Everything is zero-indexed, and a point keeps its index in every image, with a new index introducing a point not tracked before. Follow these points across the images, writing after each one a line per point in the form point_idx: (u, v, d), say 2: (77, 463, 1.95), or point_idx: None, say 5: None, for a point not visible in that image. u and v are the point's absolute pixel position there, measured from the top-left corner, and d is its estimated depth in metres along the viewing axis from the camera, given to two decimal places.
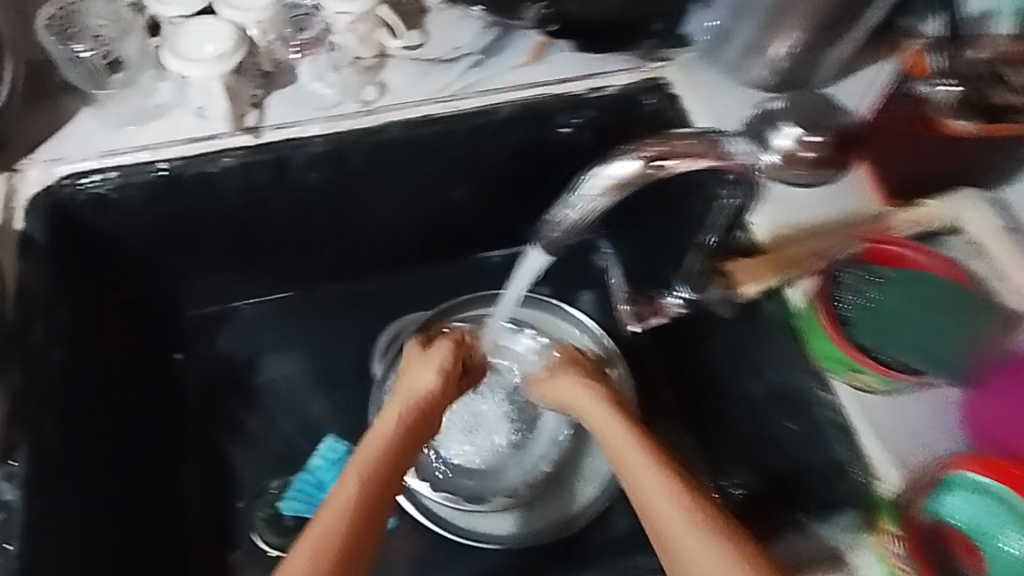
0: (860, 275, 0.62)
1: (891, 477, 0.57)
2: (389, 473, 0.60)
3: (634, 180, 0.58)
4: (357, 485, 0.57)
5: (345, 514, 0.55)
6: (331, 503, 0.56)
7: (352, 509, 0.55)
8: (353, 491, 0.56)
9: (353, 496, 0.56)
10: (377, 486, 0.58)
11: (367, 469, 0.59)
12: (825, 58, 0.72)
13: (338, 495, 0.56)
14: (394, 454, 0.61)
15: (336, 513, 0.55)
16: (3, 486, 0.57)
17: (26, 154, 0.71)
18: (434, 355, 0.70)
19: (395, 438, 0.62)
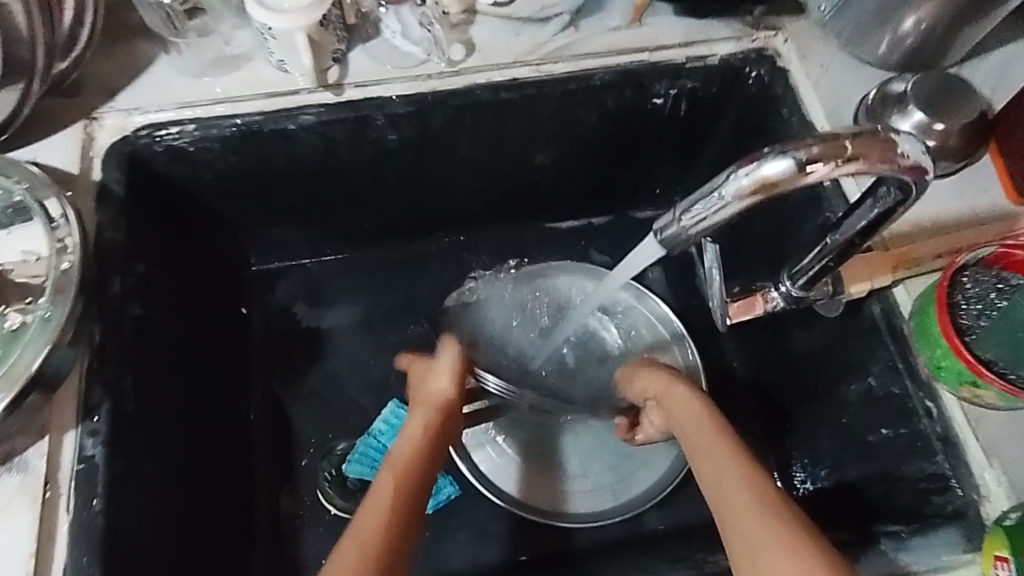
0: (989, 283, 0.56)
1: (998, 499, 0.55)
2: (423, 470, 0.58)
3: (789, 187, 0.39)
4: (394, 480, 0.56)
5: (384, 511, 0.53)
6: (372, 500, 0.54)
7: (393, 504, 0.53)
8: (391, 486, 0.55)
9: (393, 489, 0.55)
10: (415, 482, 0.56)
11: (401, 468, 0.57)
12: (958, 40, 0.65)
13: (379, 489, 0.55)
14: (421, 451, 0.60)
15: (377, 512, 0.52)
16: (86, 442, 0.56)
17: (103, 101, 0.69)
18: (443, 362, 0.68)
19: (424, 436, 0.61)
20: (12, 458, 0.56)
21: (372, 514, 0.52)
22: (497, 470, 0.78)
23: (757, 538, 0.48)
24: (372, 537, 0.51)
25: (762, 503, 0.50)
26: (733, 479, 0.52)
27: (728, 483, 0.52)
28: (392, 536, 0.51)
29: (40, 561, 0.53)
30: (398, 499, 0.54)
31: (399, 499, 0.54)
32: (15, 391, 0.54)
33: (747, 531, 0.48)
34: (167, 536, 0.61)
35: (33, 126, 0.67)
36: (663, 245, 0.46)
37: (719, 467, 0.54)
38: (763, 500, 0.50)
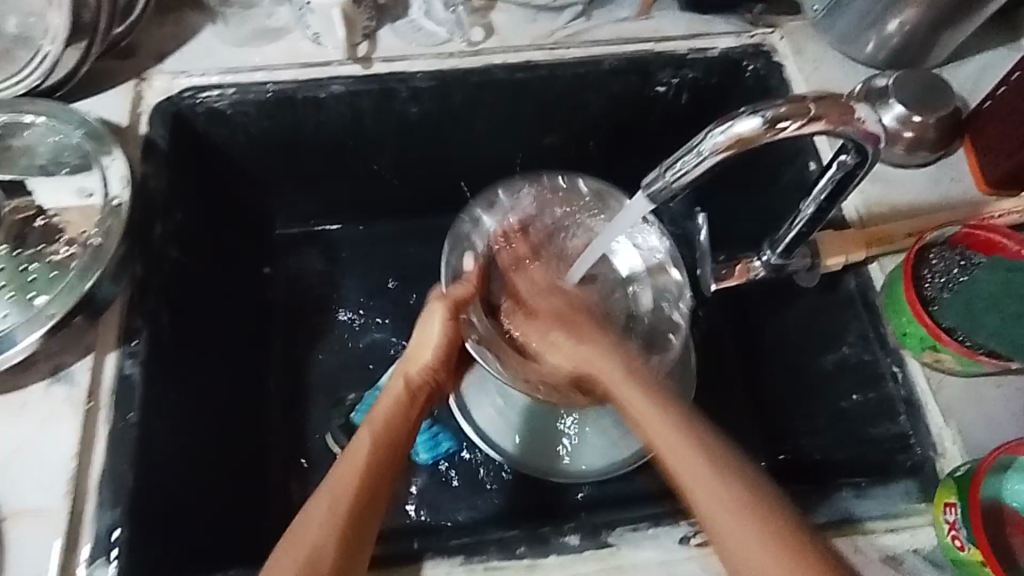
0: (953, 260, 0.63)
1: (953, 456, 0.60)
2: (398, 440, 0.60)
3: (760, 142, 0.47)
4: (367, 449, 0.58)
5: (347, 484, 0.55)
6: (337, 471, 0.56)
7: (357, 479, 0.55)
8: (358, 456, 0.57)
9: (360, 460, 0.57)
10: (385, 453, 0.58)
11: (377, 437, 0.59)
12: (939, 42, 0.71)
13: (350, 455, 0.57)
14: (400, 426, 0.61)
15: (344, 483, 0.55)
16: (126, 362, 0.62)
17: (153, 64, 0.75)
18: (427, 335, 0.68)
19: (398, 411, 0.63)
20: (61, 372, 0.62)
21: (334, 487, 0.55)
22: (491, 425, 0.77)
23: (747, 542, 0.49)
24: (332, 511, 0.53)
25: (751, 508, 0.50)
26: (684, 464, 0.53)
27: (686, 470, 0.53)
28: (352, 508, 0.54)
29: (81, 464, 0.59)
30: (363, 471, 0.56)
31: (367, 471, 0.56)
32: (67, 311, 0.61)
33: (737, 538, 0.49)
34: (189, 457, 0.67)
35: (89, 83, 0.74)
36: (648, 200, 0.52)
37: (673, 451, 0.54)
38: (753, 507, 0.50)
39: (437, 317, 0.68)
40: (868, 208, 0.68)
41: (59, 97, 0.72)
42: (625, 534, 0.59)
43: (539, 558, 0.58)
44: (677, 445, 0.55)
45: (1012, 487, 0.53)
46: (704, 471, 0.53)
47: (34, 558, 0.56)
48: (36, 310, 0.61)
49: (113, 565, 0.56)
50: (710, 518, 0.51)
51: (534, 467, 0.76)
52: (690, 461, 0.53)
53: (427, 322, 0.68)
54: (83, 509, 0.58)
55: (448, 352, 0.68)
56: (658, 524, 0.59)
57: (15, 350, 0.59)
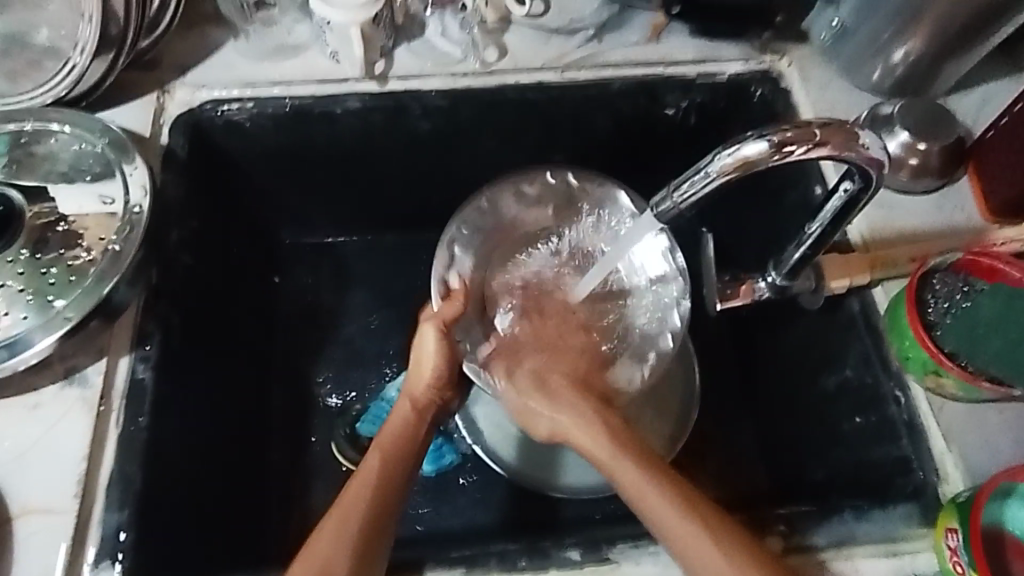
0: (955, 285, 0.63)
1: (954, 482, 0.60)
2: (404, 466, 0.58)
3: (765, 166, 0.48)
4: (373, 475, 0.56)
5: (353, 513, 0.53)
6: (342, 500, 0.54)
7: (364, 507, 0.54)
8: (363, 484, 0.55)
9: (367, 487, 0.55)
10: (391, 480, 0.56)
11: (382, 464, 0.57)
12: (944, 71, 0.73)
13: (355, 483, 0.56)
14: (405, 452, 0.59)
15: (352, 504, 0.54)
16: (138, 366, 0.64)
17: (175, 77, 0.77)
18: (422, 350, 0.65)
19: (402, 435, 0.61)
20: (75, 373, 0.63)
21: (339, 516, 0.53)
22: (495, 436, 0.79)
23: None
24: (339, 541, 0.52)
25: (719, 537, 0.50)
26: (650, 494, 0.52)
27: (657, 503, 0.52)
28: (359, 538, 0.52)
29: (91, 465, 0.60)
30: (370, 498, 0.54)
31: (375, 498, 0.54)
32: (83, 316, 0.62)
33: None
34: (193, 462, 0.67)
35: (113, 93, 0.76)
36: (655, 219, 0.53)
37: (630, 481, 0.54)
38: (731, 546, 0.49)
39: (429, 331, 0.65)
40: (872, 230, 0.70)
41: (83, 106, 0.74)
42: (627, 550, 0.59)
43: (539, 570, 0.59)
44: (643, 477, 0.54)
45: (1012, 513, 0.53)
46: (670, 504, 0.51)
47: (41, 557, 0.56)
48: (54, 313, 0.62)
49: (118, 567, 0.56)
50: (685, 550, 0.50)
51: (530, 478, 0.77)
52: (660, 494, 0.52)
53: (423, 341, 0.65)
54: (91, 510, 0.58)
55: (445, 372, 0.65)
56: (658, 541, 0.60)
57: (30, 353, 0.61)
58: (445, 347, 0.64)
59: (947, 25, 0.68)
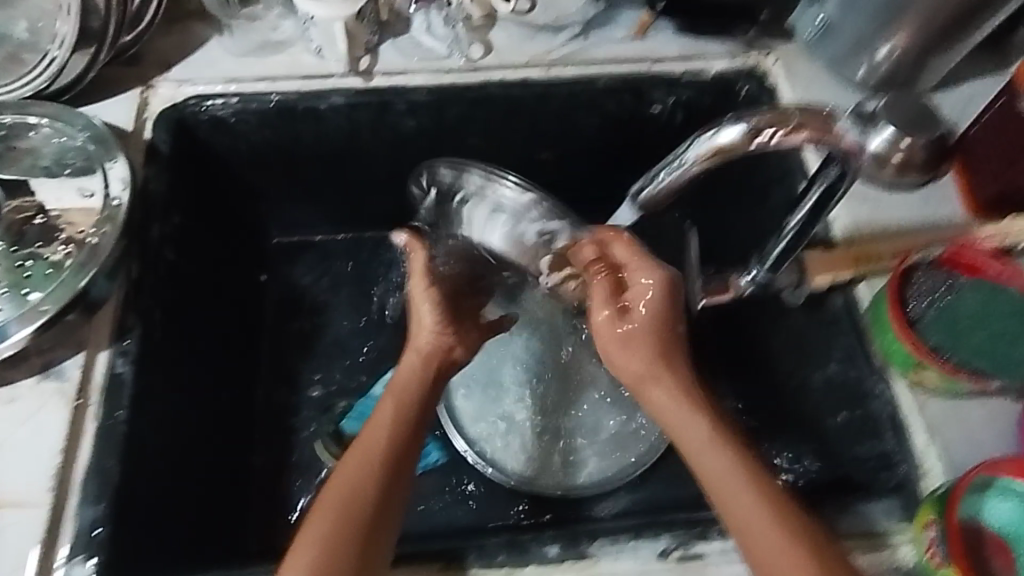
0: (938, 280, 0.63)
1: (937, 477, 0.59)
2: (418, 413, 0.56)
3: (740, 151, 0.51)
4: (395, 411, 0.56)
5: (380, 447, 0.53)
6: (363, 439, 0.54)
7: (388, 445, 0.53)
8: (387, 420, 0.55)
9: (389, 424, 0.54)
10: (413, 415, 0.56)
11: (399, 401, 0.56)
12: (929, 66, 0.73)
13: (379, 418, 0.55)
14: (429, 384, 0.59)
15: (355, 474, 0.51)
16: (117, 360, 0.63)
17: (159, 72, 0.77)
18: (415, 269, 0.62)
19: (416, 384, 0.58)
20: (52, 367, 0.63)
21: (365, 450, 0.53)
22: (497, 448, 0.77)
23: (754, 519, 0.47)
24: (365, 473, 0.51)
25: (785, 525, 0.47)
26: (724, 465, 0.50)
27: (710, 449, 0.50)
28: (384, 473, 0.52)
29: (67, 459, 0.59)
30: (396, 429, 0.54)
31: (398, 433, 0.54)
32: (59, 308, 0.62)
33: (745, 512, 0.47)
34: (172, 455, 0.67)
35: (97, 88, 0.76)
36: (639, 205, 0.58)
37: (699, 448, 0.51)
38: (756, 481, 0.49)
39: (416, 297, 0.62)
40: (857, 227, 0.69)
41: (66, 101, 0.74)
42: (605, 545, 0.59)
43: (518, 566, 0.58)
44: (683, 413, 0.53)
45: (994, 506, 0.54)
46: (743, 479, 0.49)
47: (14, 552, 0.56)
48: (29, 305, 0.62)
49: (91, 561, 0.56)
50: (756, 532, 0.47)
51: (545, 485, 0.75)
52: (722, 452, 0.50)
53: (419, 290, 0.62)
54: (66, 503, 0.58)
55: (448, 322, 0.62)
56: (639, 536, 0.59)
57: (6, 345, 0.60)
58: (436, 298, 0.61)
59: (930, 21, 0.68)
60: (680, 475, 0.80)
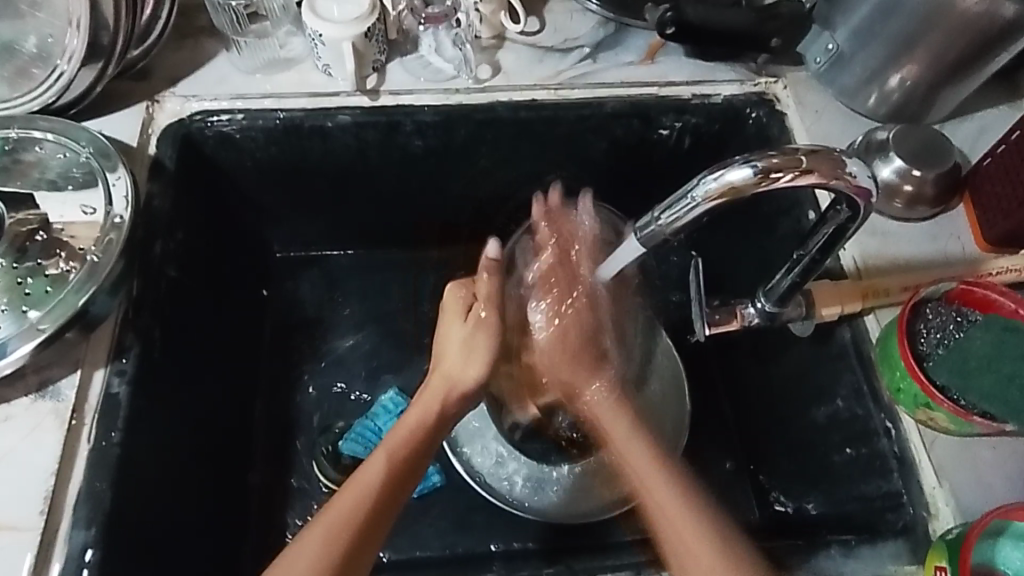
0: (948, 316, 0.62)
1: (943, 519, 0.58)
2: (413, 461, 0.56)
3: (751, 191, 0.46)
4: (380, 476, 0.54)
5: (344, 528, 0.52)
6: (337, 503, 0.53)
7: (351, 524, 0.52)
8: (363, 487, 0.54)
9: (365, 494, 0.53)
10: (397, 483, 0.55)
11: (390, 465, 0.55)
12: (941, 96, 0.72)
13: (353, 485, 0.54)
14: (418, 444, 0.57)
15: (332, 525, 0.52)
16: (113, 380, 0.62)
17: (166, 88, 0.77)
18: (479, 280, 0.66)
19: (416, 434, 0.58)
20: (49, 385, 0.62)
21: (330, 528, 0.52)
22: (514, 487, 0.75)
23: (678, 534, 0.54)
24: (326, 549, 0.51)
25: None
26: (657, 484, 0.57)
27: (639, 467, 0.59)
28: (347, 550, 0.51)
29: (60, 479, 0.59)
30: (361, 505, 0.53)
31: (370, 506, 0.53)
32: (58, 327, 0.61)
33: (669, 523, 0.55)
34: (168, 476, 0.66)
35: (104, 102, 0.76)
36: (640, 242, 0.52)
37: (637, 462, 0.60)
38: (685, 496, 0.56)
39: (459, 317, 0.65)
40: (865, 258, 0.68)
41: (72, 115, 0.74)
42: None
43: None
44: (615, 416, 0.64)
45: (1006, 554, 0.52)
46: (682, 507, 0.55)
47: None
48: (28, 323, 0.61)
49: None
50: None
51: (571, 513, 0.73)
52: (658, 481, 0.57)
53: (465, 323, 0.64)
54: (58, 526, 0.57)
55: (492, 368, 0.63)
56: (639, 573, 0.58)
57: (4, 362, 0.59)
58: (495, 337, 0.63)
59: (943, 52, 0.67)
60: None
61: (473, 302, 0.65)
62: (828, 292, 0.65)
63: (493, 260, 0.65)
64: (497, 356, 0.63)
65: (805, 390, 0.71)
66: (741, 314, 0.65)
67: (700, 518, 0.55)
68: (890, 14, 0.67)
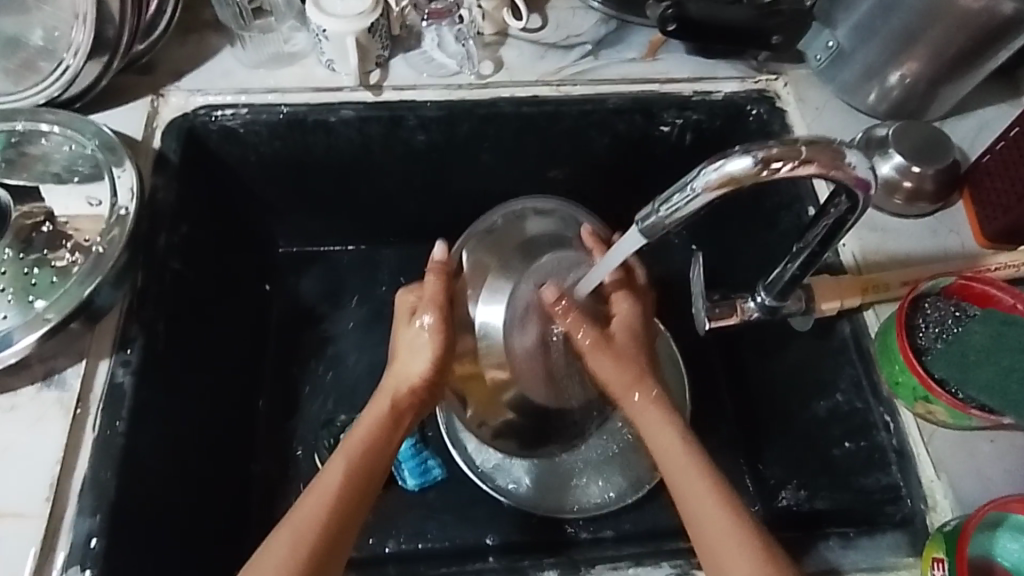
0: (947, 310, 0.62)
1: (942, 511, 0.59)
2: (374, 459, 0.56)
3: (750, 182, 0.47)
4: (339, 480, 0.54)
5: (309, 532, 0.51)
6: (300, 507, 0.52)
7: (317, 527, 0.51)
8: (326, 489, 0.53)
9: (327, 498, 0.53)
10: (357, 486, 0.54)
11: (352, 466, 0.55)
12: (941, 93, 0.73)
13: (318, 486, 0.54)
14: (378, 446, 0.57)
15: (298, 530, 0.51)
16: (118, 370, 0.63)
17: (171, 82, 0.77)
18: (426, 285, 0.64)
19: (374, 434, 0.57)
20: (54, 375, 0.63)
21: (296, 533, 0.51)
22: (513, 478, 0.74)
23: (716, 536, 0.51)
24: (292, 553, 0.50)
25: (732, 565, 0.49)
26: (696, 487, 0.54)
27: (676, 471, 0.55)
28: (315, 553, 0.50)
29: (65, 468, 0.59)
30: (325, 508, 0.52)
31: (334, 505, 0.52)
32: (63, 317, 0.61)
33: (708, 526, 0.52)
34: (172, 465, 0.66)
35: (109, 96, 0.76)
36: (642, 234, 0.52)
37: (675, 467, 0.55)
38: (718, 493, 0.53)
39: (407, 324, 0.64)
40: (865, 254, 0.69)
41: (78, 108, 0.74)
42: (604, 572, 0.58)
43: None
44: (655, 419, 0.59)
45: (1004, 545, 0.52)
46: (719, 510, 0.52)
47: (9, 561, 0.56)
48: (34, 313, 0.61)
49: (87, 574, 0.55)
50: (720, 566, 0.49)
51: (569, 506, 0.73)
52: (698, 484, 0.54)
53: (413, 324, 0.63)
54: (63, 515, 0.57)
55: (439, 366, 0.62)
56: (638, 564, 0.58)
57: (10, 352, 0.60)
58: (441, 335, 0.62)
59: (943, 49, 0.67)
60: None
61: (418, 305, 0.64)
62: (828, 286, 0.65)
63: (440, 265, 0.65)
64: (445, 354, 0.62)
65: (805, 384, 0.71)
66: (736, 307, 0.66)
67: (727, 510, 0.52)
68: (891, 11, 0.67)
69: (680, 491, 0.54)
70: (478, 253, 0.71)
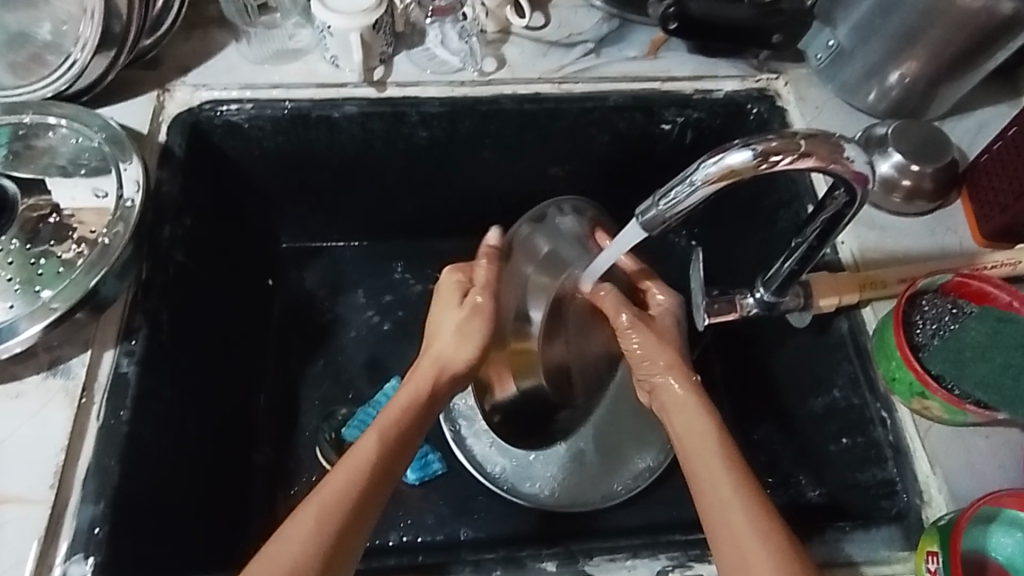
0: (943, 308, 0.63)
1: (937, 506, 0.59)
2: (403, 438, 0.57)
3: (749, 174, 0.47)
4: (371, 457, 0.54)
5: (336, 508, 0.50)
6: (325, 485, 0.52)
7: (344, 504, 0.51)
8: (354, 466, 0.53)
9: (355, 475, 0.53)
10: (386, 466, 0.54)
11: (382, 444, 0.55)
12: (940, 93, 0.73)
13: (347, 462, 0.54)
14: (407, 425, 0.57)
15: (325, 506, 0.50)
16: (122, 360, 0.64)
17: (177, 77, 0.78)
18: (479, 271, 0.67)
19: (407, 413, 0.58)
20: (59, 364, 0.63)
21: (321, 509, 0.50)
22: (517, 477, 0.76)
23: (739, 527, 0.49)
24: (318, 529, 0.49)
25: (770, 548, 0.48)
26: (722, 479, 0.52)
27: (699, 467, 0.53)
28: (338, 531, 0.50)
29: (69, 456, 0.60)
30: (350, 484, 0.52)
31: (362, 484, 0.52)
32: (69, 306, 0.62)
33: (727, 520, 0.50)
34: (174, 454, 0.67)
35: (116, 90, 0.77)
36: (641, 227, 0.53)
37: (698, 462, 0.54)
38: (749, 485, 0.52)
39: (452, 305, 0.66)
40: (863, 251, 0.69)
41: (85, 102, 0.75)
42: (602, 563, 0.59)
43: None
44: (689, 412, 0.57)
45: (999, 540, 0.53)
46: (750, 503, 0.50)
47: (14, 548, 0.56)
48: (40, 303, 0.62)
49: (89, 561, 0.56)
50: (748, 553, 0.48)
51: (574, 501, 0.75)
52: (722, 480, 0.52)
53: (462, 307, 0.65)
54: (67, 502, 0.58)
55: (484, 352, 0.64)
56: (636, 555, 0.59)
57: (15, 340, 0.60)
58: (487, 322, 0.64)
59: (941, 49, 0.68)
60: (679, 494, 0.79)
61: (469, 288, 0.67)
62: (828, 282, 0.65)
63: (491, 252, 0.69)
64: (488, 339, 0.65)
65: (804, 380, 0.72)
66: (737, 301, 0.66)
67: (759, 504, 0.50)
68: (889, 11, 0.68)
69: (701, 485, 0.52)
70: (525, 230, 0.72)
